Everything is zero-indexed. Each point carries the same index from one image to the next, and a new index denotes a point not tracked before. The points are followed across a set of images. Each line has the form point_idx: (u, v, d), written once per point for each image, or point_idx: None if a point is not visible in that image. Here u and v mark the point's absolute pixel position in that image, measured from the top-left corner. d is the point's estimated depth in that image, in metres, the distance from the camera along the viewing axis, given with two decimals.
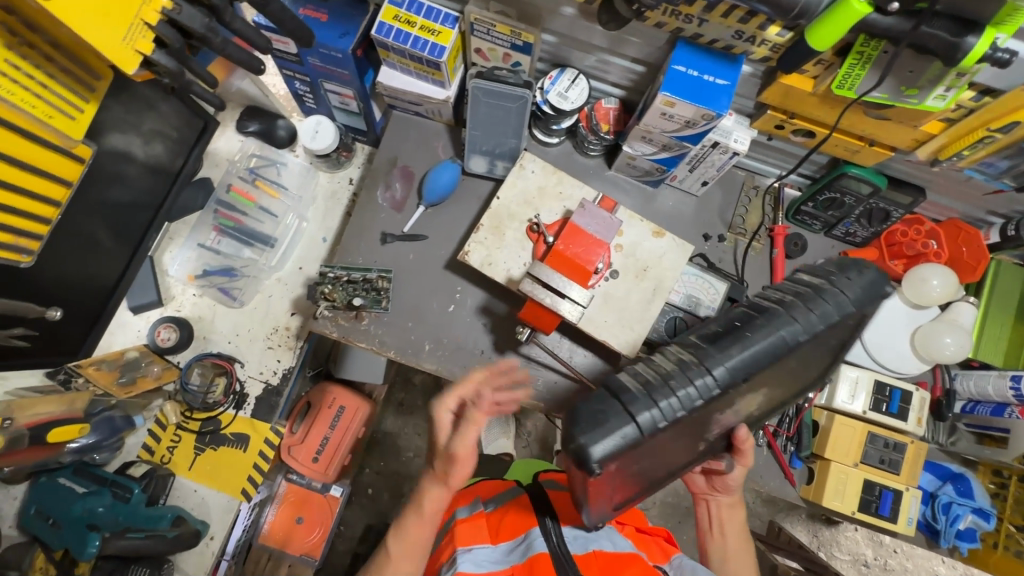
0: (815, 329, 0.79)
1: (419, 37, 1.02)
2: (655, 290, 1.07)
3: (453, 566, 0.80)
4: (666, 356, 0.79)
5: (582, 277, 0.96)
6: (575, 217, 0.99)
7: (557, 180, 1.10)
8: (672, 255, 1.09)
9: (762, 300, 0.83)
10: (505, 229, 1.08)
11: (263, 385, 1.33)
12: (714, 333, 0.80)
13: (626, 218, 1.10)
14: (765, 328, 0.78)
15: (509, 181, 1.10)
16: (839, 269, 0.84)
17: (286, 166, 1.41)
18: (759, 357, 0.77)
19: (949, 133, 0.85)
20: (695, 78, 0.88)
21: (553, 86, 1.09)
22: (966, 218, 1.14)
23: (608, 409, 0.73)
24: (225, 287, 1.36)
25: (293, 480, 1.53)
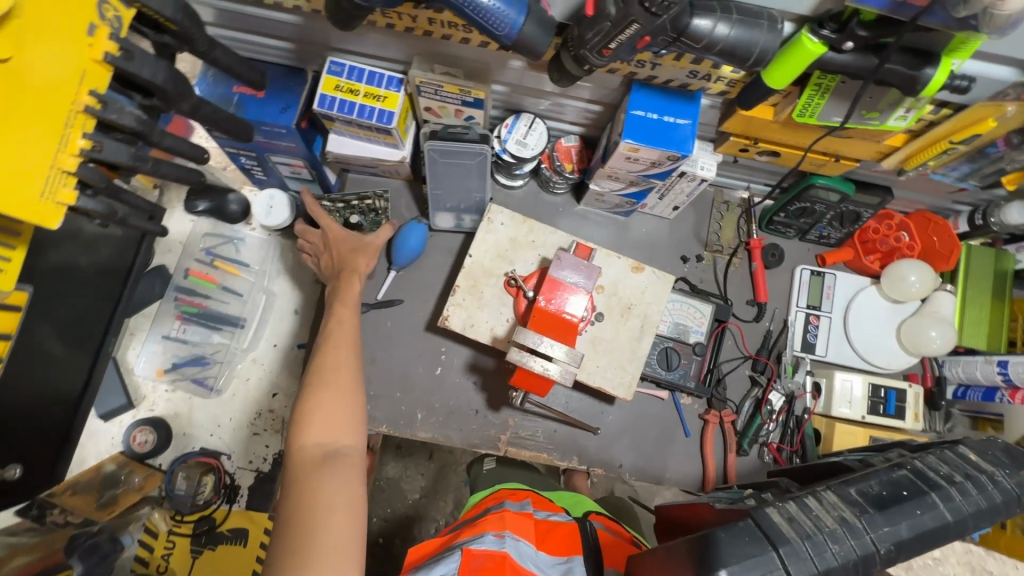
0: (983, 522, 0.65)
1: (365, 105, 0.97)
2: (641, 327, 1.05)
3: (500, 542, 0.76)
4: (823, 504, 0.63)
5: (569, 334, 0.93)
6: (552, 269, 0.96)
7: (528, 229, 1.07)
8: (654, 289, 1.07)
9: (926, 467, 0.67)
10: (482, 288, 1.05)
11: (253, 474, 1.27)
12: (878, 494, 0.64)
13: (603, 257, 1.08)
14: (936, 507, 0.63)
15: (479, 237, 1.06)
16: (1010, 459, 0.69)
17: (244, 242, 1.34)
18: (923, 543, 0.62)
19: (913, 145, 0.84)
20: (655, 121, 0.86)
21: (511, 133, 1.05)
22: (934, 209, 1.15)
23: (762, 555, 0.58)
24: (198, 378, 1.29)
25: None
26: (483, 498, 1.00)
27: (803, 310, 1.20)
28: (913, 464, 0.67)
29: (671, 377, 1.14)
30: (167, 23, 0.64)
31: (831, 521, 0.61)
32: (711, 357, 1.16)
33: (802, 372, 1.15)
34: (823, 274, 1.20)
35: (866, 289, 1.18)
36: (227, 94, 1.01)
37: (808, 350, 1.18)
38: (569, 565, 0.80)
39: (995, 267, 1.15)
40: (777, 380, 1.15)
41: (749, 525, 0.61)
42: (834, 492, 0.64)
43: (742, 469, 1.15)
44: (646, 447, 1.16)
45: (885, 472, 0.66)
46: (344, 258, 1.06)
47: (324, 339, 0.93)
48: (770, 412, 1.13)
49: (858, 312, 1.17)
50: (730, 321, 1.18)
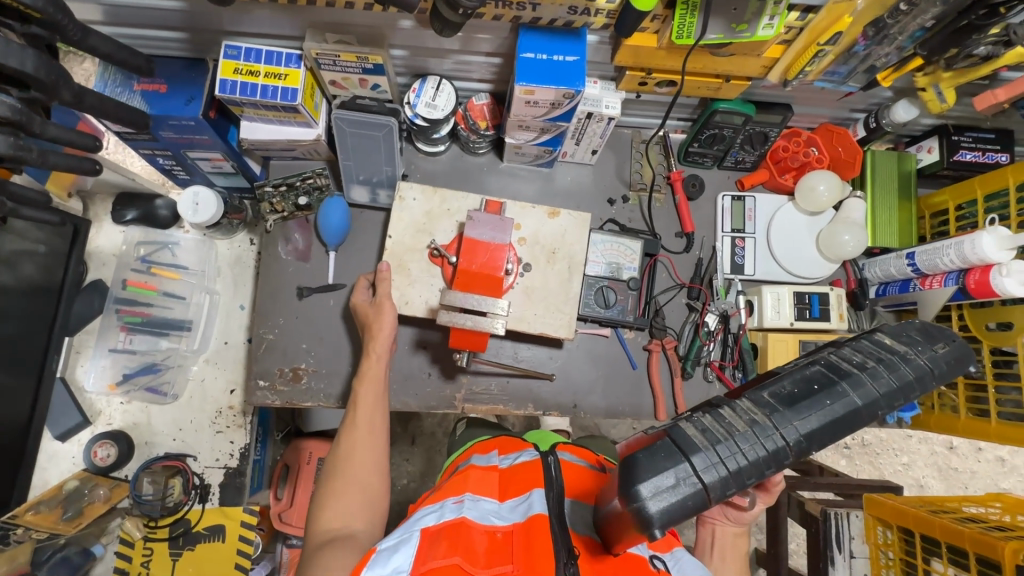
0: (896, 402, 0.67)
1: (267, 85, 0.97)
2: (568, 268, 1.09)
3: (459, 508, 0.76)
4: (736, 411, 0.64)
5: (495, 287, 0.96)
6: (468, 231, 0.97)
7: (439, 199, 1.09)
8: (574, 230, 1.11)
9: (839, 359, 0.69)
10: (408, 265, 1.07)
11: (223, 471, 1.28)
12: (790, 391, 0.65)
13: (518, 211, 1.11)
14: (845, 392, 0.65)
15: (393, 217, 1.08)
16: (922, 337, 0.72)
17: (179, 245, 1.33)
18: (835, 430, 0.64)
19: (790, 53, 0.89)
20: (546, 61, 0.89)
21: (419, 98, 1.07)
22: (835, 120, 1.21)
23: (675, 467, 0.60)
24: (153, 385, 1.29)
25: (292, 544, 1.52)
26: (455, 460, 1.02)
27: (729, 235, 1.25)
28: (826, 359, 0.69)
29: (611, 315, 1.18)
30: (31, 11, 0.64)
31: (742, 425, 0.63)
32: (647, 292, 1.21)
33: (734, 292, 1.21)
34: (743, 198, 1.25)
35: (784, 206, 1.24)
36: (128, 93, 1.01)
37: (737, 272, 1.24)
38: (528, 503, 0.76)
39: (899, 168, 1.21)
40: (711, 303, 1.21)
41: (665, 443, 0.62)
42: (747, 398, 0.66)
43: (691, 394, 1.21)
44: (597, 386, 1.20)
45: (799, 370, 0.68)
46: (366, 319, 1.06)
47: (352, 421, 0.97)
48: (708, 333, 1.19)
49: (779, 229, 1.23)
50: (661, 254, 1.22)
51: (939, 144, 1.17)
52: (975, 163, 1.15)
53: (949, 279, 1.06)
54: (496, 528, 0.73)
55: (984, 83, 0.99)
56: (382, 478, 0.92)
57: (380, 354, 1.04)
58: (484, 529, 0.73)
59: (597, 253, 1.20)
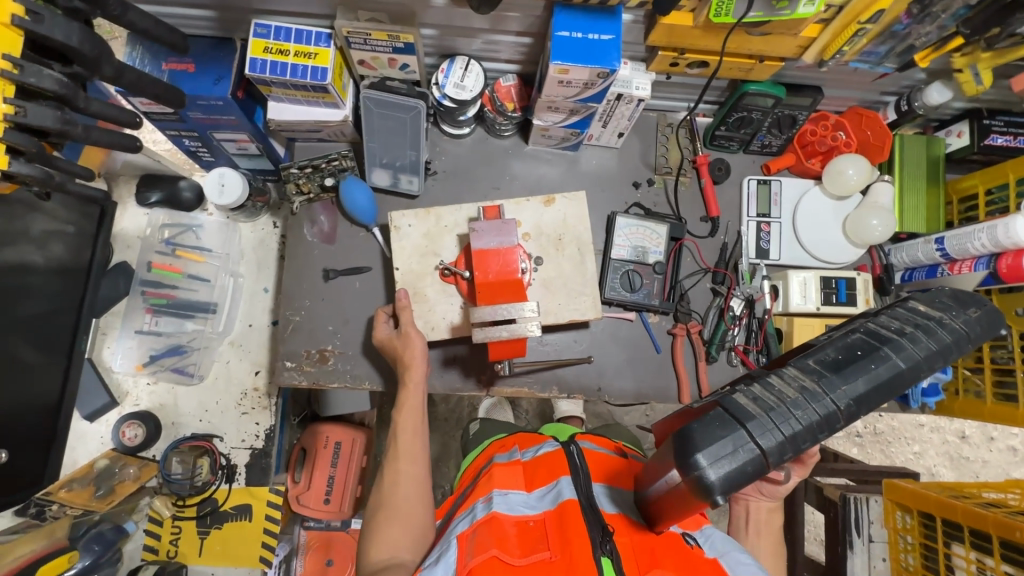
0: (937, 363, 0.69)
1: (297, 65, 0.97)
2: (579, 251, 1.09)
3: (488, 505, 0.76)
4: (784, 378, 0.65)
5: (518, 289, 0.95)
6: (473, 243, 0.96)
7: (435, 218, 1.09)
8: (575, 212, 1.11)
9: (880, 326, 0.71)
10: (424, 291, 1.07)
11: (248, 451, 1.29)
12: (835, 357, 0.67)
13: (514, 208, 1.11)
14: (888, 355, 0.66)
15: (395, 249, 1.08)
16: (956, 303, 0.74)
17: (202, 228, 1.34)
18: (882, 392, 0.65)
19: (829, 32, 0.88)
20: (581, 40, 0.88)
21: (448, 78, 1.06)
22: (865, 103, 1.20)
23: (732, 436, 0.61)
24: (179, 366, 1.30)
25: (310, 527, 1.56)
26: (474, 460, 1.01)
27: (754, 219, 1.24)
28: (866, 326, 0.70)
29: (636, 298, 1.19)
30: None
31: (793, 392, 0.64)
32: (672, 276, 1.21)
33: (760, 277, 1.21)
34: (769, 181, 1.24)
35: (811, 190, 1.23)
36: (156, 72, 1.00)
37: (763, 256, 1.24)
38: (557, 489, 0.76)
39: (927, 152, 1.20)
40: (736, 287, 1.21)
41: (718, 413, 0.63)
42: (794, 366, 0.67)
43: (714, 378, 1.21)
44: (621, 369, 1.21)
45: (842, 337, 0.69)
46: (395, 351, 1.04)
47: (395, 450, 0.98)
48: (733, 317, 1.19)
49: (805, 213, 1.22)
50: (685, 239, 1.22)
51: (969, 129, 1.15)
52: (1006, 147, 1.14)
53: (980, 264, 1.05)
54: (527, 517, 0.73)
55: (1021, 64, 0.98)
56: (428, 506, 0.93)
57: (417, 382, 1.02)
58: (517, 521, 0.73)
59: (620, 237, 1.20)
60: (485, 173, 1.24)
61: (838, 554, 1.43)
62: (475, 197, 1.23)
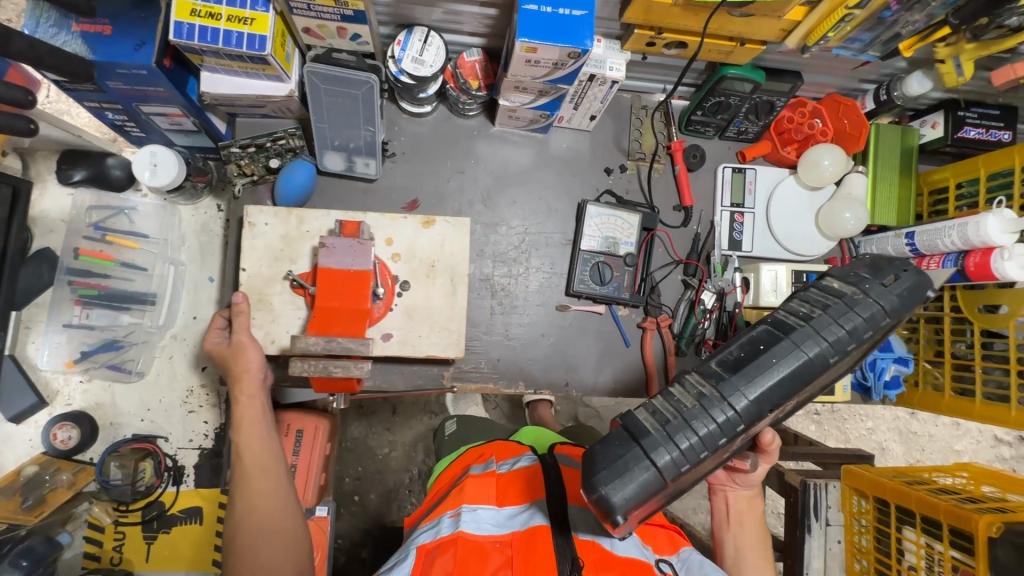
0: (849, 347, 0.65)
1: (230, 32, 0.86)
2: (449, 281, 1.00)
3: (455, 522, 0.70)
4: (684, 387, 0.67)
5: (359, 323, 0.88)
6: (321, 261, 0.88)
7: (297, 220, 0.98)
8: (452, 239, 1.02)
9: (787, 314, 0.68)
10: (270, 299, 0.96)
11: (197, 452, 1.22)
12: (735, 356, 0.66)
13: (387, 223, 1.00)
14: (788, 348, 0.65)
15: (244, 247, 0.96)
16: (871, 272, 0.68)
17: (136, 211, 1.20)
18: (786, 386, 0.64)
19: (814, 16, 0.82)
20: (550, 15, 0.80)
21: (405, 51, 0.96)
22: (843, 90, 1.16)
23: (628, 454, 0.63)
24: (115, 363, 1.19)
25: None
26: (451, 466, 0.95)
27: (728, 209, 1.20)
28: (773, 316, 0.68)
29: (606, 292, 1.15)
30: None
31: (690, 401, 0.65)
32: (643, 269, 1.17)
33: (731, 270, 1.18)
34: (744, 170, 1.20)
35: (786, 179, 1.20)
36: (65, 36, 0.87)
37: (735, 248, 1.20)
38: (529, 515, 0.73)
39: (902, 142, 1.18)
40: (708, 280, 1.17)
41: (618, 431, 0.66)
42: (695, 372, 0.67)
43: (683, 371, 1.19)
44: (591, 363, 1.17)
45: (747, 332, 0.68)
46: (225, 363, 0.92)
47: (241, 470, 0.85)
48: (704, 311, 1.16)
49: (779, 204, 1.19)
50: (658, 229, 1.18)
51: (944, 120, 1.13)
52: (978, 140, 1.13)
53: (948, 261, 1.04)
54: (496, 538, 0.69)
55: (1003, 56, 0.95)
56: (295, 519, 0.84)
57: (252, 393, 0.90)
58: (485, 543, 0.68)
59: (590, 229, 1.15)
60: (448, 155, 1.15)
61: (796, 537, 1.39)
62: (437, 181, 1.15)
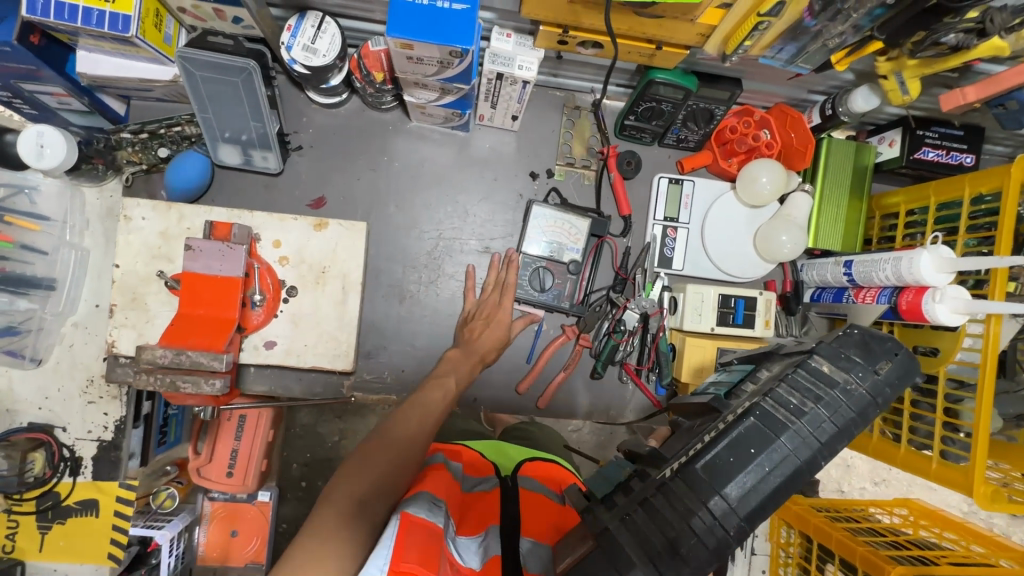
0: (840, 443, 0.61)
1: (91, 9, 0.78)
2: (340, 290, 0.94)
3: (433, 508, 0.62)
4: (669, 500, 0.60)
5: (221, 335, 0.82)
6: (187, 263, 0.82)
7: (177, 216, 0.92)
8: (346, 244, 0.95)
9: (776, 405, 0.62)
10: (144, 299, 0.91)
11: (95, 444, 1.18)
12: (724, 463, 0.60)
13: (276, 223, 0.94)
14: (779, 454, 0.59)
15: (119, 242, 0.90)
16: (864, 355, 0.63)
17: (38, 190, 1.14)
18: (776, 497, 0.60)
19: (729, 21, 0.73)
20: (426, 8, 0.71)
21: (296, 38, 0.88)
22: (792, 101, 1.06)
23: None
24: (11, 348, 1.13)
25: (216, 497, 1.42)
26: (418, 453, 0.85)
27: (661, 223, 1.12)
28: (761, 408, 0.61)
29: (546, 299, 1.07)
30: None
31: (677, 521, 0.59)
32: (588, 276, 1.10)
33: (659, 288, 1.10)
34: (681, 181, 1.11)
35: (725, 194, 1.11)
36: None
37: (665, 265, 1.12)
38: (486, 541, 0.65)
39: (855, 161, 1.08)
40: (632, 299, 1.09)
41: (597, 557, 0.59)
42: (680, 479, 0.61)
43: (602, 391, 1.15)
44: (500, 378, 1.12)
45: (733, 428, 0.61)
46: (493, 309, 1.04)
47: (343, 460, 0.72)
48: (622, 331, 1.08)
49: (715, 220, 1.10)
50: (607, 236, 1.11)
51: (901, 138, 1.03)
52: (938, 162, 1.03)
53: (883, 296, 0.96)
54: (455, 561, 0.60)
55: (956, 75, 0.85)
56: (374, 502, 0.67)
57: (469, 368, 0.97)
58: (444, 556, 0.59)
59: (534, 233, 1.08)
60: (360, 151, 1.08)
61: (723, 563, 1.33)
62: (347, 178, 1.07)
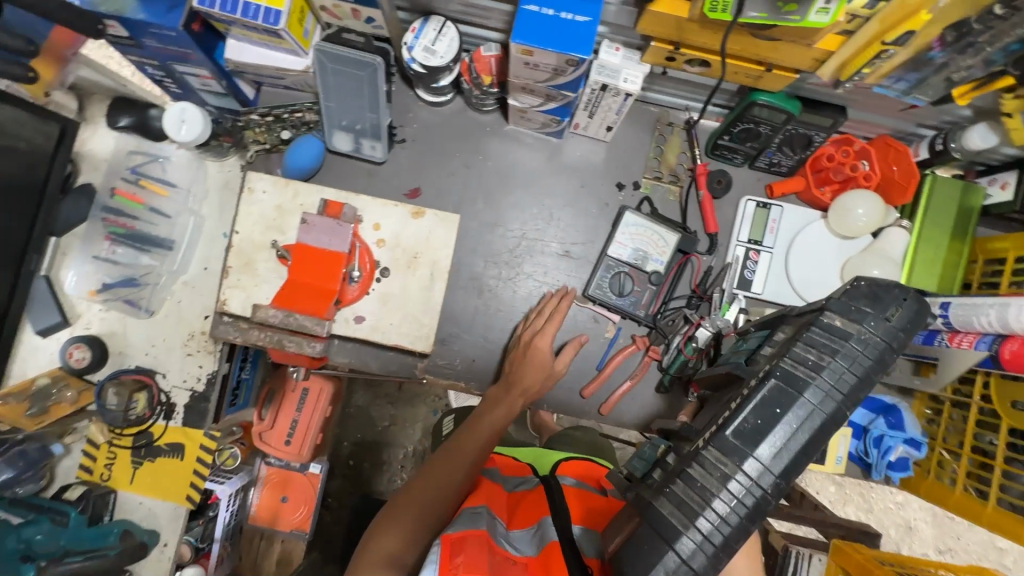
0: (861, 391, 0.60)
1: (250, 3, 0.88)
2: (428, 275, 1.00)
3: (473, 517, 0.65)
4: (704, 469, 0.59)
5: (323, 304, 0.89)
6: (301, 235, 0.90)
7: (293, 193, 1.01)
8: (439, 233, 1.01)
9: (794, 364, 0.61)
10: (255, 264, 0.99)
11: (189, 393, 1.30)
12: (753, 426, 0.59)
13: (378, 207, 1.01)
14: (800, 406, 0.59)
15: (240, 211, 1.00)
16: (873, 304, 0.62)
17: (169, 160, 1.30)
18: (807, 452, 0.59)
19: (848, 48, 0.73)
20: (551, 18, 0.76)
21: (418, 39, 0.95)
22: (897, 133, 1.03)
23: (662, 562, 0.56)
24: (130, 298, 1.29)
25: (271, 463, 1.52)
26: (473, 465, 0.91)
27: (744, 244, 1.11)
28: (782, 368, 0.61)
29: (622, 304, 1.10)
30: None
31: (714, 485, 0.58)
32: (667, 291, 1.12)
33: (736, 309, 1.06)
34: (769, 206, 1.11)
35: (815, 222, 1.09)
36: None
37: (744, 287, 1.11)
38: (538, 532, 0.66)
39: (961, 201, 1.03)
40: (707, 317, 1.05)
41: (647, 530, 0.59)
42: (712, 447, 0.60)
43: (664, 407, 1.14)
44: (566, 379, 1.13)
45: (757, 392, 0.60)
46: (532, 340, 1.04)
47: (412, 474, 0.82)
48: (693, 348, 1.05)
49: (802, 247, 1.09)
50: (694, 254, 1.12)
51: (1016, 181, 0.99)
52: None
53: (981, 342, 0.92)
54: (509, 554, 0.62)
55: None
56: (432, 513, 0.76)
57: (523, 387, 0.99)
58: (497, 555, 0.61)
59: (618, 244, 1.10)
60: (457, 149, 1.14)
61: None
62: (442, 172, 1.14)
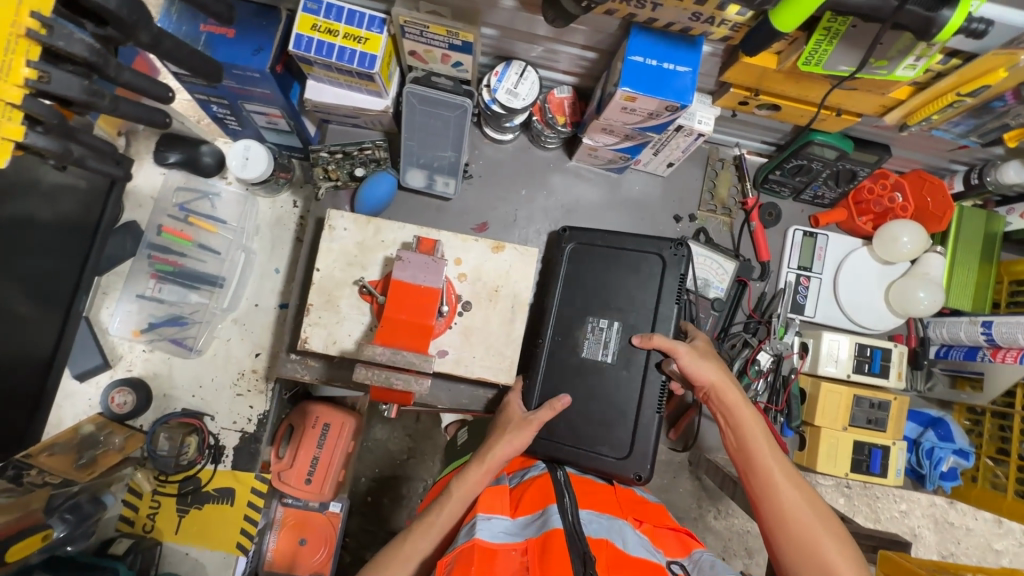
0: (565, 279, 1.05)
1: (345, 48, 0.90)
2: (510, 309, 1.01)
3: (470, 530, 0.69)
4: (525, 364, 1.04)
5: (422, 339, 0.90)
6: (395, 272, 0.91)
7: (374, 229, 1.01)
8: (518, 266, 1.04)
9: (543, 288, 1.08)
10: (338, 301, 0.99)
11: (239, 434, 1.25)
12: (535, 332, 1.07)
13: (459, 244, 1.03)
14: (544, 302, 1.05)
15: (321, 248, 1.00)
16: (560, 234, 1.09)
17: (219, 197, 1.27)
18: (559, 326, 1.03)
19: (918, 98, 0.82)
20: (654, 67, 0.81)
21: (501, 82, 1.00)
22: (930, 168, 1.13)
23: None
24: (178, 338, 1.24)
25: (289, 503, 1.27)
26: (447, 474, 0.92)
27: (795, 271, 1.19)
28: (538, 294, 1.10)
29: None
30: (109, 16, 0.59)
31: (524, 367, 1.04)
32: (726, 315, 1.15)
33: (792, 333, 1.14)
34: (816, 234, 1.19)
35: (859, 249, 1.17)
36: (193, 34, 0.94)
37: (797, 311, 1.18)
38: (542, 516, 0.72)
39: (986, 228, 1.14)
40: (767, 341, 1.13)
41: None
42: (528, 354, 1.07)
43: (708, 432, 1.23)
44: None
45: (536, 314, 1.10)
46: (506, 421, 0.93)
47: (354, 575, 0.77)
48: (756, 370, 1.12)
49: (848, 273, 1.17)
50: (749, 281, 1.17)
51: None
52: None
53: None
54: (510, 545, 0.67)
55: None
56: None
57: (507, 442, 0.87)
58: (497, 549, 0.67)
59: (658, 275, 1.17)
60: (522, 184, 1.18)
61: None
62: (508, 207, 1.17)
